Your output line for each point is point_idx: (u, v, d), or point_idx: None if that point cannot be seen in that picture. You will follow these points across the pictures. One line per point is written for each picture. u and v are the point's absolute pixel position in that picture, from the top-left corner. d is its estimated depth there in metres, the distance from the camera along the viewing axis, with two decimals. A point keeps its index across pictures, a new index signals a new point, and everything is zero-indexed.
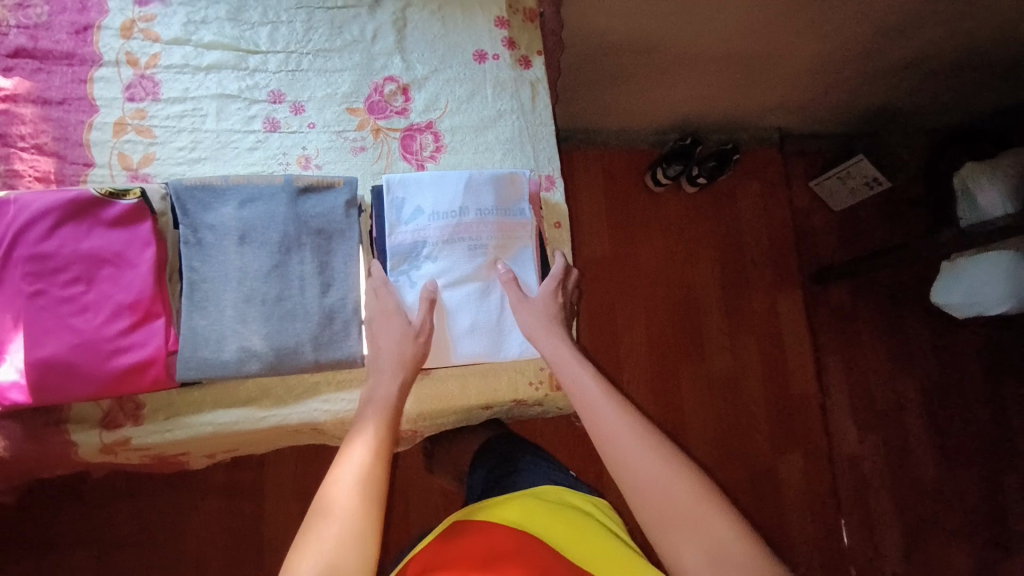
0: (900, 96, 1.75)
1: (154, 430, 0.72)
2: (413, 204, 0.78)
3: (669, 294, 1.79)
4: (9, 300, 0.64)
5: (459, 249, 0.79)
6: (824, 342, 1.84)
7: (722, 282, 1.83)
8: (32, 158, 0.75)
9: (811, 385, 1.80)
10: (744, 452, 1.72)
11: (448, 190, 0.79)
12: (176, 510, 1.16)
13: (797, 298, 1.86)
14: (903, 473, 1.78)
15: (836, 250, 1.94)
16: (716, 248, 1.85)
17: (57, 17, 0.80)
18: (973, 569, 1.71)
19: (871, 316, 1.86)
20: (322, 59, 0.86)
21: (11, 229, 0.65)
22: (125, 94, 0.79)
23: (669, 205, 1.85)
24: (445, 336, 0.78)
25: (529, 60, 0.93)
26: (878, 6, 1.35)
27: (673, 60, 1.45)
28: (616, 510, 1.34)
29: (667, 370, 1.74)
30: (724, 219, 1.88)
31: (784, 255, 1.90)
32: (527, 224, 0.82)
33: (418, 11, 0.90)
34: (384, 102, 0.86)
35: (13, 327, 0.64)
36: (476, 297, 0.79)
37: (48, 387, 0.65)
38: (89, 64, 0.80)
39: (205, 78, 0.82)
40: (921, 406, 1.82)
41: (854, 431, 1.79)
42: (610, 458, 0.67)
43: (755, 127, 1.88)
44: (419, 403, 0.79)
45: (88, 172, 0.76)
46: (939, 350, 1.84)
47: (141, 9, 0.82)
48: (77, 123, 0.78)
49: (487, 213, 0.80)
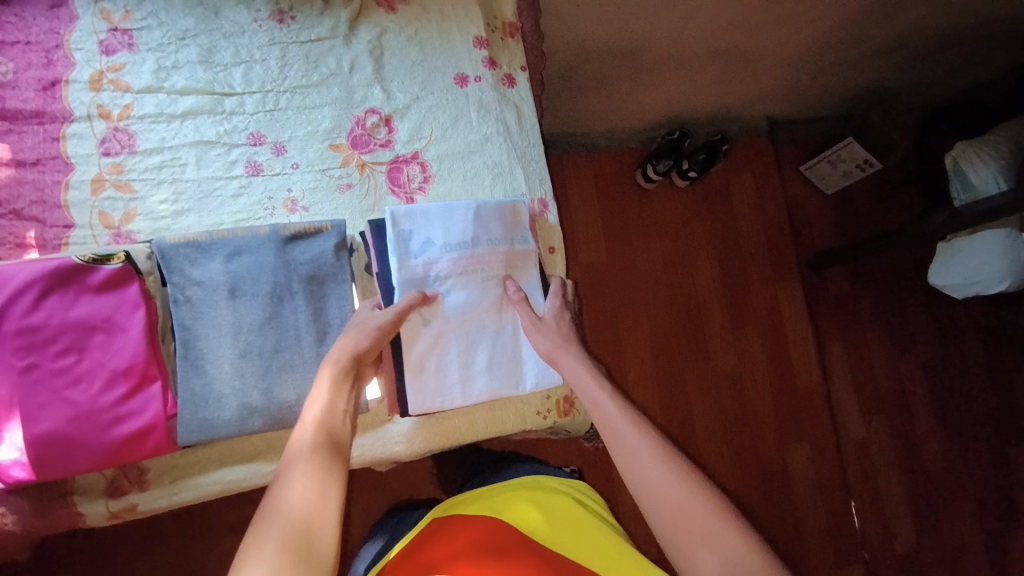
0: (886, 77, 1.74)
1: (159, 494, 0.71)
2: (423, 235, 0.76)
3: (667, 292, 1.78)
4: None
5: (473, 280, 0.78)
6: (825, 328, 1.84)
7: (719, 276, 1.83)
8: (9, 224, 0.73)
9: (814, 372, 1.81)
10: (752, 444, 1.73)
11: (457, 220, 0.77)
12: (189, 553, 1.15)
13: (795, 286, 1.86)
14: (910, 453, 1.79)
15: (830, 234, 1.94)
16: (711, 242, 1.85)
17: (23, 73, 0.77)
18: (983, 543, 1.73)
19: (870, 299, 1.86)
20: (300, 95, 0.83)
21: None
22: (100, 149, 0.77)
23: (662, 202, 1.84)
24: (461, 372, 0.76)
25: (512, 79, 0.91)
26: None
27: (657, 59, 1.43)
28: (629, 515, 1.35)
29: (671, 367, 1.74)
30: (717, 212, 1.88)
31: (780, 244, 1.89)
32: (534, 251, 0.82)
33: (394, 37, 0.88)
34: (368, 136, 0.84)
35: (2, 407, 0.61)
36: (491, 328, 0.78)
37: (49, 463, 0.63)
38: (60, 121, 0.77)
39: (182, 125, 0.80)
40: (924, 385, 1.83)
41: (861, 415, 1.80)
42: (622, 467, 0.66)
43: (742, 118, 1.87)
44: (428, 440, 0.78)
45: (69, 235, 0.75)
46: (939, 329, 1.85)
47: (109, 58, 0.80)
48: (53, 183, 0.75)
49: (498, 242, 0.79)
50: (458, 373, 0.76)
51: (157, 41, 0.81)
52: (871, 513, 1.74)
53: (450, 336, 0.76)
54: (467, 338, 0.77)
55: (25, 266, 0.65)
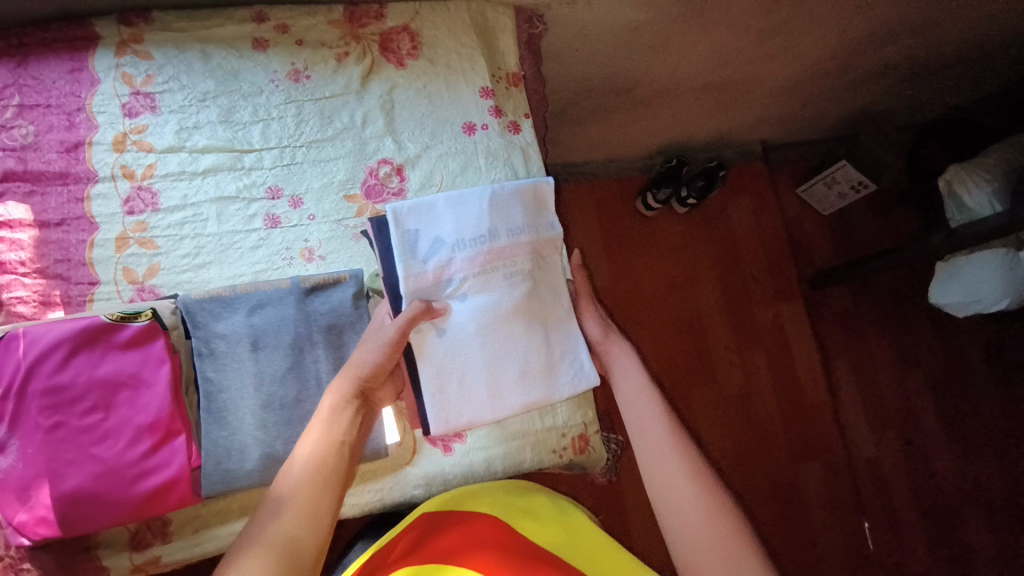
0: (875, 102, 1.79)
1: (182, 546, 0.72)
2: (436, 233, 0.73)
3: (672, 316, 1.80)
4: (27, 435, 0.64)
5: (492, 278, 0.75)
6: (829, 348, 1.85)
7: (722, 299, 1.85)
8: (34, 282, 0.76)
9: (822, 392, 1.81)
10: (764, 467, 1.72)
11: (468, 215, 0.74)
12: None
13: (798, 306, 1.88)
14: (923, 472, 1.78)
15: (830, 253, 1.97)
16: (713, 266, 1.87)
17: (45, 135, 0.81)
18: (1003, 562, 1.71)
19: (872, 317, 1.88)
20: (315, 149, 0.87)
21: (22, 364, 0.65)
22: (124, 207, 0.80)
23: (662, 228, 1.88)
24: (489, 382, 0.74)
25: (517, 125, 0.95)
26: (846, 25, 1.38)
27: (654, 93, 1.48)
28: (644, 545, 1.34)
29: (679, 392, 1.75)
30: (718, 236, 1.91)
31: (781, 265, 1.92)
32: (558, 237, 0.79)
33: (404, 92, 0.92)
34: (381, 185, 0.87)
35: (31, 464, 0.63)
36: (520, 328, 0.76)
37: (74, 520, 0.64)
38: (85, 181, 0.80)
39: (203, 182, 0.83)
40: (932, 402, 1.83)
41: (871, 434, 1.80)
42: (649, 477, 0.69)
43: (737, 143, 1.92)
44: (447, 481, 0.79)
45: (93, 291, 0.77)
46: (943, 345, 1.86)
47: (131, 120, 0.83)
48: (77, 242, 0.78)
49: (516, 233, 0.76)
50: (488, 379, 0.74)
51: (179, 104, 0.85)
52: (887, 532, 1.73)
53: (473, 342, 0.74)
54: (492, 343, 0.74)
55: (55, 325, 0.67)
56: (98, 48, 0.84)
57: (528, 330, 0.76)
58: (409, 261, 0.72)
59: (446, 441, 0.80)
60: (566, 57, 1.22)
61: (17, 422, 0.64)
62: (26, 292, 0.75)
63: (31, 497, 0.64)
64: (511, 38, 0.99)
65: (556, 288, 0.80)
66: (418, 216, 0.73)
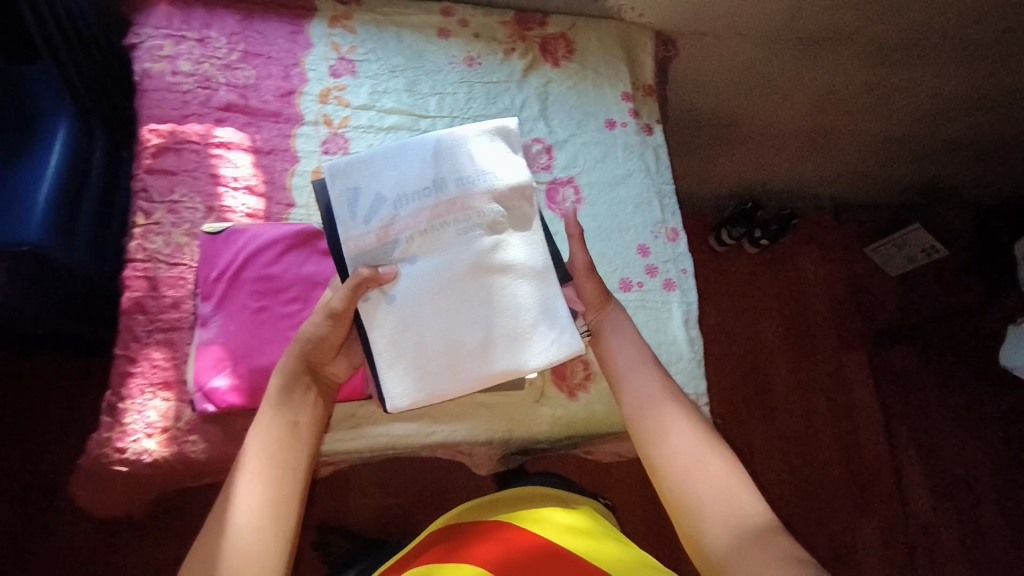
0: (947, 171, 1.88)
1: (338, 438, 0.83)
2: (381, 189, 0.75)
3: (735, 348, 1.85)
4: (236, 313, 0.75)
5: (440, 236, 0.76)
6: (889, 402, 1.86)
7: (785, 338, 1.89)
8: (243, 196, 0.88)
9: (879, 445, 1.80)
10: (817, 512, 1.70)
11: (404, 169, 0.76)
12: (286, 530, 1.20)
13: (859, 357, 1.91)
14: (979, 542, 1.73)
15: (894, 312, 2.00)
16: (778, 306, 1.93)
17: (263, 80, 0.94)
18: None
19: (933, 378, 1.89)
20: (480, 122, 1.00)
21: (243, 254, 0.77)
22: (322, 148, 0.93)
23: (732, 264, 1.96)
24: (439, 352, 0.74)
25: (650, 128, 1.07)
26: (931, 91, 1.52)
27: (749, 132, 1.59)
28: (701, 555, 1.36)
29: (737, 422, 1.77)
30: (785, 279, 1.97)
31: (843, 315, 1.96)
32: (531, 182, 0.80)
33: (557, 86, 1.05)
34: (532, 159, 0.99)
35: (238, 337, 0.75)
36: (467, 288, 0.76)
37: (263, 391, 0.73)
38: (292, 122, 0.93)
39: (387, 136, 0.96)
40: (991, 472, 1.80)
41: (928, 496, 1.77)
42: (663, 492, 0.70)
43: (811, 197, 2.01)
44: (567, 423, 0.87)
45: (290, 212, 0.89)
46: (1004, 416, 1.85)
47: (335, 80, 0.98)
48: (282, 170, 0.91)
49: (463, 184, 0.77)
50: (437, 344, 0.74)
51: (374, 72, 0.99)
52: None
53: (442, 312, 0.75)
54: (441, 312, 0.75)
55: (273, 228, 0.79)
56: (314, 19, 1.00)
57: (479, 289, 0.76)
58: (354, 219, 0.73)
59: (571, 388, 0.88)
60: (682, 86, 1.35)
61: (229, 300, 0.76)
62: (238, 204, 0.87)
63: (232, 365, 0.74)
64: (648, 57, 1.14)
65: (519, 238, 0.78)
66: (351, 172, 0.75)
